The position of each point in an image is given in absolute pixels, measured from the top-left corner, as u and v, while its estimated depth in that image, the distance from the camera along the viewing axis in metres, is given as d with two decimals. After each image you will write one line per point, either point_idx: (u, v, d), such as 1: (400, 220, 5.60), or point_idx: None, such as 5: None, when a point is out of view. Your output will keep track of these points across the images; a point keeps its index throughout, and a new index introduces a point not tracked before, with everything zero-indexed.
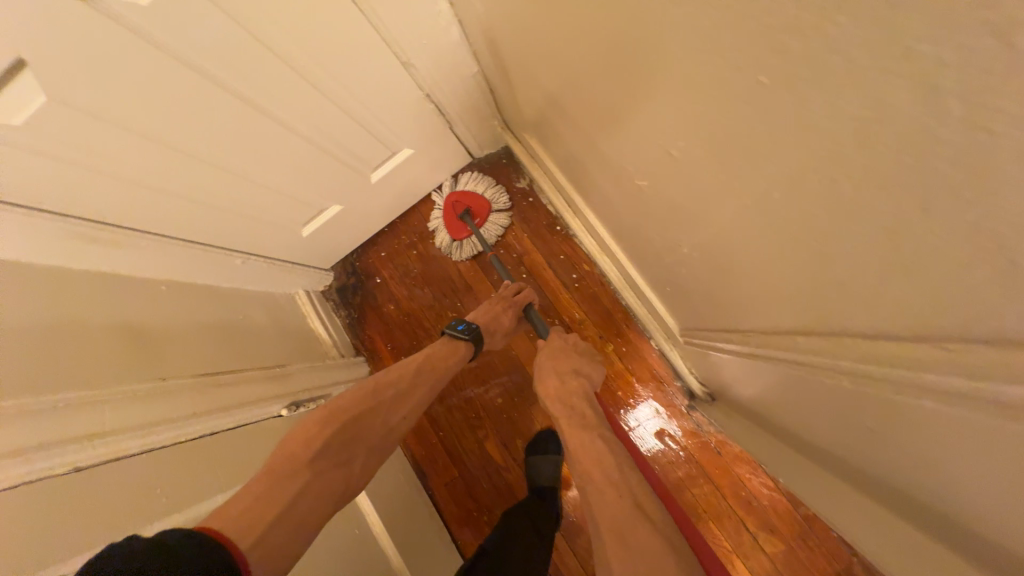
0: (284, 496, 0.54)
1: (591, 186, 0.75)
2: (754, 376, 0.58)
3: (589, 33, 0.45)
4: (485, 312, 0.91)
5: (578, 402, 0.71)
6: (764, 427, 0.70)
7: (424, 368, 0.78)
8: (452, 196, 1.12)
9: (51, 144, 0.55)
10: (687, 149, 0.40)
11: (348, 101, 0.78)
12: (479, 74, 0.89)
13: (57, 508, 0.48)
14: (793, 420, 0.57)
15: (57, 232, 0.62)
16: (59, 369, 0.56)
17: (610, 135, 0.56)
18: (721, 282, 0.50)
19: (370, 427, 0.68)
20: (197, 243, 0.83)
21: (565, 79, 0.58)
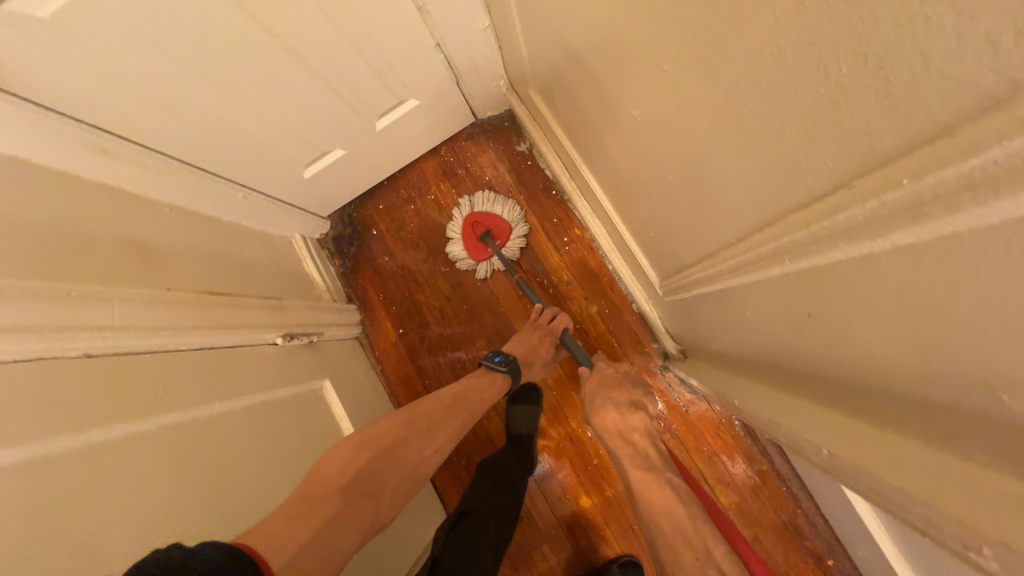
0: (325, 511, 0.60)
1: (588, 142, 0.79)
2: (722, 316, 0.63)
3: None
4: (522, 345, 0.97)
5: (640, 438, 0.74)
6: (727, 374, 0.77)
7: (458, 400, 0.86)
8: (470, 218, 1.13)
9: (74, 47, 0.57)
10: (659, 82, 0.44)
11: (360, 41, 0.79)
12: (490, 28, 0.90)
13: (66, 387, 0.52)
14: (752, 357, 0.63)
15: (67, 137, 0.64)
16: (65, 263, 0.59)
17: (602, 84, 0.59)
18: (695, 221, 0.55)
19: (405, 457, 0.74)
20: (199, 169, 0.85)
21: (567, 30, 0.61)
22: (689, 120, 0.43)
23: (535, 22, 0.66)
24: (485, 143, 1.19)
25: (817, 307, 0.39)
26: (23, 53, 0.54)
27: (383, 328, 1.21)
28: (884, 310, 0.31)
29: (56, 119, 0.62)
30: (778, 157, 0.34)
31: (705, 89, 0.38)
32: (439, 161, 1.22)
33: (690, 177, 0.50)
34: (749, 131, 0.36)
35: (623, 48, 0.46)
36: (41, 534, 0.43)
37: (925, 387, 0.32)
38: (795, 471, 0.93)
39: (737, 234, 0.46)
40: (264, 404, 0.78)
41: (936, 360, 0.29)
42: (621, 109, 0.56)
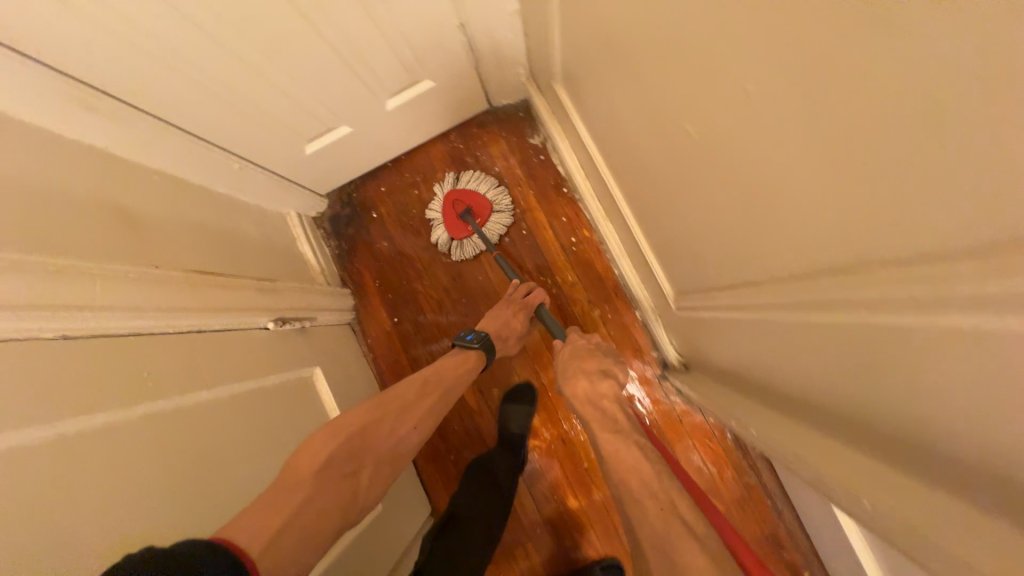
0: (294, 498, 0.56)
1: (612, 145, 0.76)
2: (742, 336, 0.63)
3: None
4: (497, 321, 0.95)
5: (610, 405, 0.74)
6: (731, 388, 0.77)
7: (432, 381, 0.83)
8: (451, 196, 1.10)
9: None
10: (713, 104, 0.41)
11: (379, 9, 0.74)
12: (518, 14, 0.85)
13: (44, 370, 0.47)
14: (767, 377, 0.62)
15: (45, 87, 0.57)
16: (47, 232, 0.53)
17: (638, 92, 0.57)
18: (729, 243, 0.53)
19: (377, 437, 0.71)
20: (191, 134, 0.79)
21: (603, 32, 0.58)
22: (743, 148, 0.41)
23: (575, 14, 0.62)
24: (497, 132, 1.14)
25: (866, 346, 0.38)
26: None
27: (377, 315, 1.17)
28: (954, 362, 0.30)
29: (33, 68, 0.56)
30: (846, 204, 0.32)
31: (767, 122, 0.36)
32: (448, 146, 1.17)
33: (732, 203, 0.48)
34: (815, 174, 0.33)
35: (673, 63, 0.44)
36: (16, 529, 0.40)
37: (978, 444, 0.31)
38: (781, 485, 0.95)
39: (783, 264, 0.45)
40: (254, 393, 0.75)
41: (998, 419, 0.28)
42: (661, 120, 0.54)
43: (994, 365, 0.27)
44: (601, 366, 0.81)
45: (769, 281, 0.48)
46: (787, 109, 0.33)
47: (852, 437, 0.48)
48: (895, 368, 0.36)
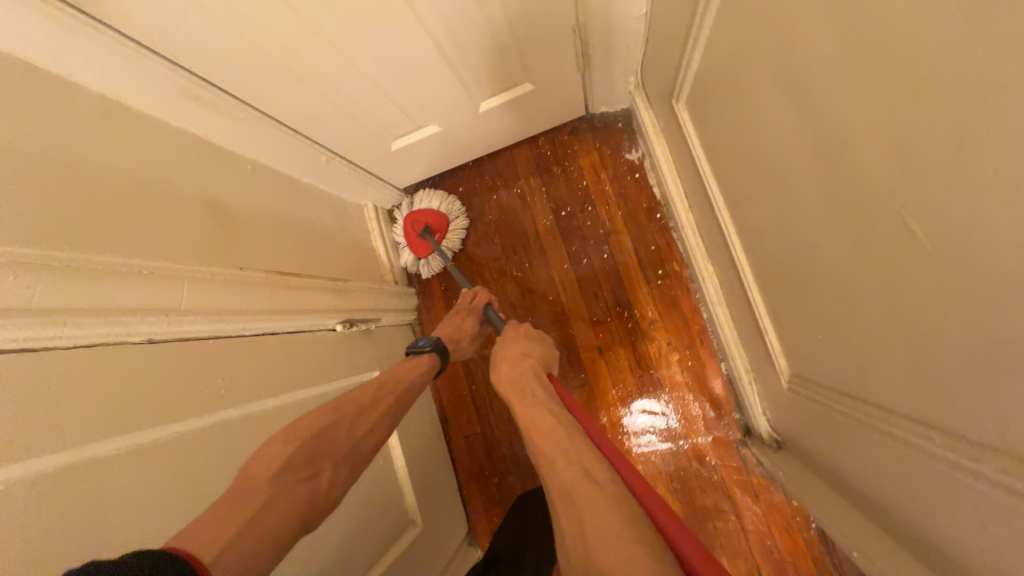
0: (255, 499, 0.45)
1: (740, 187, 0.66)
2: (866, 446, 0.52)
3: (844, 25, 0.36)
4: (444, 328, 0.86)
5: (529, 380, 0.62)
6: (833, 486, 0.65)
7: (389, 383, 0.68)
8: (408, 218, 1.07)
9: None
10: (962, 199, 0.31)
11: (490, 6, 0.67)
12: (644, 18, 0.75)
13: (136, 376, 0.47)
14: (888, 498, 0.51)
15: (155, 75, 0.56)
16: (143, 229, 0.53)
17: (806, 144, 0.46)
18: (894, 349, 0.42)
19: (336, 441, 0.56)
20: (286, 126, 0.77)
21: (770, 65, 0.48)
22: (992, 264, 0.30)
23: (738, 35, 0.52)
24: (591, 142, 1.05)
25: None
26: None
27: (437, 319, 1.14)
28: None
29: (145, 55, 0.55)
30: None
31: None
32: (534, 152, 1.09)
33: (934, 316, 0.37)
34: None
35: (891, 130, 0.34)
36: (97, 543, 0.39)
37: None
38: None
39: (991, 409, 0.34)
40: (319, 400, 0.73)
41: None
42: (839, 185, 0.43)
43: None
44: (525, 347, 0.72)
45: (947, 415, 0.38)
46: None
47: None
48: None
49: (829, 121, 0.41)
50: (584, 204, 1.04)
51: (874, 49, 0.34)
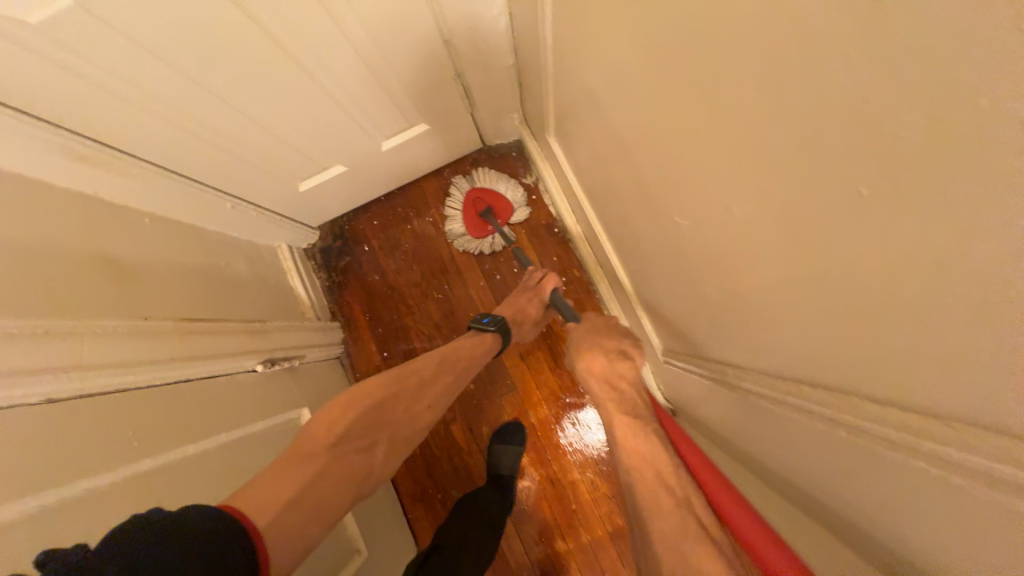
0: (307, 472, 0.51)
1: (603, 200, 0.79)
2: (707, 395, 0.66)
3: (620, 82, 0.49)
4: (511, 306, 0.90)
5: (626, 389, 0.66)
6: (706, 436, 0.79)
7: (450, 358, 0.77)
8: (472, 193, 1.09)
9: (48, 42, 0.51)
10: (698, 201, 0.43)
11: (378, 63, 0.77)
12: (514, 67, 0.89)
13: (39, 436, 0.47)
14: (728, 433, 0.65)
15: (39, 139, 0.57)
16: (33, 290, 0.52)
17: (626, 164, 0.59)
18: (698, 314, 0.56)
19: (394, 414, 0.66)
20: (184, 176, 0.79)
21: (595, 106, 0.61)
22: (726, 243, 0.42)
23: (574, 84, 0.66)
24: (490, 171, 1.16)
25: (803, 454, 0.40)
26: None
27: (367, 348, 1.16)
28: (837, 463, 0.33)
29: (20, 119, 0.55)
30: None
31: (734, 236, 0.37)
32: (441, 182, 1.18)
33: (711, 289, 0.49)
34: None
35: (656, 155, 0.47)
36: None
37: (859, 528, 0.35)
38: None
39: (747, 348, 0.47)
40: (241, 442, 0.73)
41: (866, 512, 0.32)
42: (647, 195, 0.56)
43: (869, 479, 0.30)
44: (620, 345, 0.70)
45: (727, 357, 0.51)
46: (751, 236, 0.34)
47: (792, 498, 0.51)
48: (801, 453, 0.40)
49: (632, 148, 0.54)
50: None
51: (635, 100, 0.47)
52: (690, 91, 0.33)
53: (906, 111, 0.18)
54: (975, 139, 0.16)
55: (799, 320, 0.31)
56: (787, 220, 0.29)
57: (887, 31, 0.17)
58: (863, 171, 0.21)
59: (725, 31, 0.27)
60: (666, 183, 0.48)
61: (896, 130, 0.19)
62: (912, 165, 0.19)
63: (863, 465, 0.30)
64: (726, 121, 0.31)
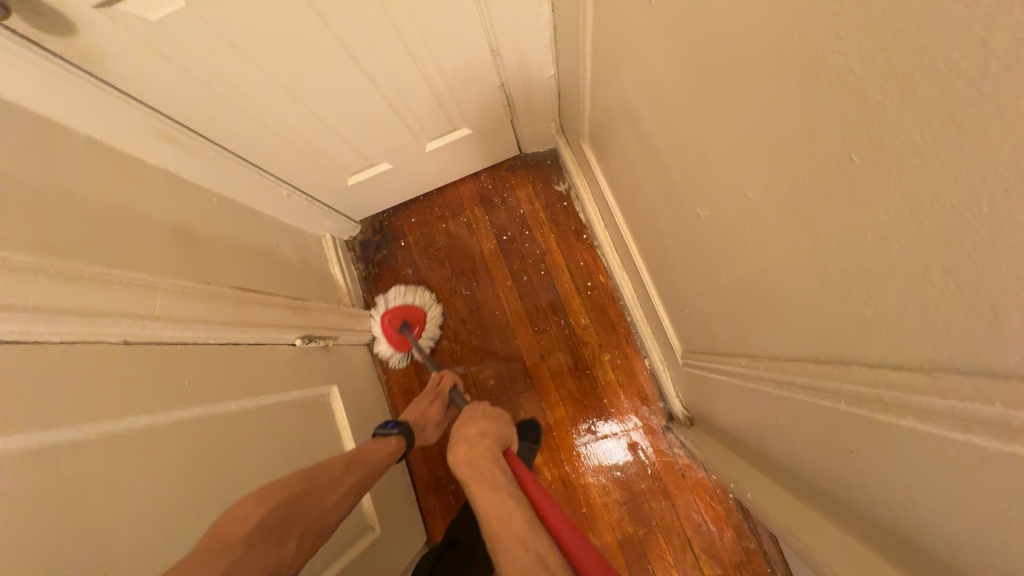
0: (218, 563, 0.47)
1: (632, 204, 0.82)
2: (722, 395, 0.67)
3: (650, 85, 0.53)
4: (411, 414, 0.94)
5: (485, 462, 0.64)
6: (720, 441, 0.79)
7: (354, 458, 0.73)
8: (385, 314, 1.14)
9: (158, 38, 0.59)
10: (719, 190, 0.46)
11: (431, 70, 0.83)
12: (553, 78, 0.94)
13: (109, 372, 0.53)
14: (741, 432, 0.66)
15: (136, 122, 0.66)
16: (120, 249, 0.60)
17: (654, 166, 0.62)
18: (713, 307, 0.58)
19: (308, 507, 0.60)
20: (250, 164, 0.88)
21: (627, 109, 0.65)
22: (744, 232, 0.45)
23: (608, 92, 0.70)
24: (525, 177, 1.22)
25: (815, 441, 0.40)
26: (110, 34, 0.56)
27: None
28: (841, 435, 0.35)
29: (122, 100, 0.63)
30: None
31: (748, 223, 0.39)
32: (477, 186, 1.24)
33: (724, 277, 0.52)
34: None
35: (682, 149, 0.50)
36: (68, 518, 0.44)
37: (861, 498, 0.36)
38: (783, 556, 0.92)
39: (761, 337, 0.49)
40: (276, 406, 0.79)
41: (868, 480, 0.34)
42: (671, 193, 0.59)
43: (867, 446, 0.32)
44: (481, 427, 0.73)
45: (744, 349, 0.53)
46: (765, 220, 0.36)
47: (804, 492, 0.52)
48: (807, 432, 0.41)
49: (658, 148, 0.58)
50: (522, 230, 1.19)
51: (664, 101, 0.50)
52: (710, 83, 0.37)
53: (884, 81, 0.21)
54: (944, 101, 0.19)
55: (804, 293, 0.33)
56: (794, 198, 0.31)
57: (867, 16, 0.20)
58: (855, 140, 0.24)
59: (738, 31, 0.30)
60: (687, 177, 0.51)
61: (879, 102, 0.21)
62: (894, 131, 0.21)
63: (868, 436, 0.31)
64: (741, 111, 0.34)
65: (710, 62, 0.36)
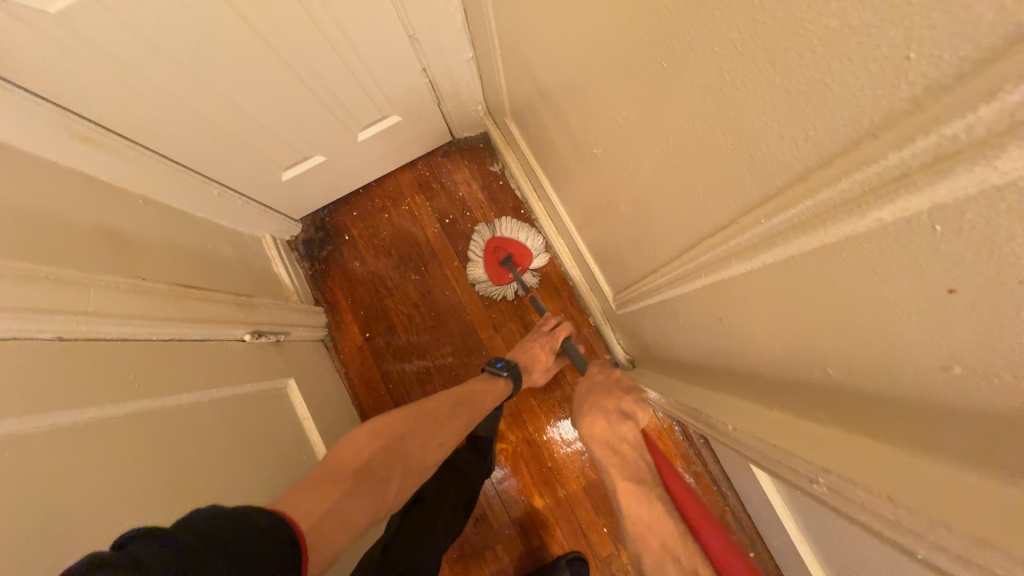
0: (329, 492, 0.53)
1: (555, 170, 0.90)
2: (649, 322, 0.76)
3: (544, 52, 0.60)
4: (523, 351, 0.95)
5: (627, 450, 0.73)
6: (657, 370, 0.88)
7: (463, 399, 0.80)
8: (492, 244, 1.16)
9: (63, 32, 0.59)
10: (608, 133, 0.54)
11: (354, 59, 0.87)
12: (472, 60, 1.00)
13: (44, 365, 0.53)
14: (668, 352, 0.76)
15: (48, 121, 0.65)
16: (41, 247, 0.59)
17: (563, 126, 0.69)
18: (627, 242, 0.66)
19: (414, 447, 0.67)
20: (176, 163, 0.87)
21: (533, 79, 0.71)
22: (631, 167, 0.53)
23: (516, 66, 0.76)
24: (460, 161, 1.27)
25: (730, 312, 0.48)
26: (6, 29, 0.55)
27: (349, 332, 1.23)
28: None
29: (26, 98, 0.62)
30: (694, 203, 0.43)
31: None
32: (415, 174, 1.28)
33: (627, 210, 0.60)
34: (672, 183, 0.45)
35: (579, 102, 0.57)
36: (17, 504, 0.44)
37: None
38: (726, 474, 1.03)
39: (660, 256, 0.57)
40: (231, 398, 0.79)
41: None
42: (579, 147, 0.67)
43: None
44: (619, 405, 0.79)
45: (652, 272, 0.62)
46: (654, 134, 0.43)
47: (717, 381, 0.61)
48: None
49: (562, 108, 0.65)
50: (463, 211, 1.24)
51: (557, 63, 0.57)
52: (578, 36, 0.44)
53: None
54: None
55: None
56: (674, 103, 0.39)
57: None
58: None
59: None
60: (586, 125, 0.59)
61: None
62: None
63: None
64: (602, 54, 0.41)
65: (590, 9, 0.43)
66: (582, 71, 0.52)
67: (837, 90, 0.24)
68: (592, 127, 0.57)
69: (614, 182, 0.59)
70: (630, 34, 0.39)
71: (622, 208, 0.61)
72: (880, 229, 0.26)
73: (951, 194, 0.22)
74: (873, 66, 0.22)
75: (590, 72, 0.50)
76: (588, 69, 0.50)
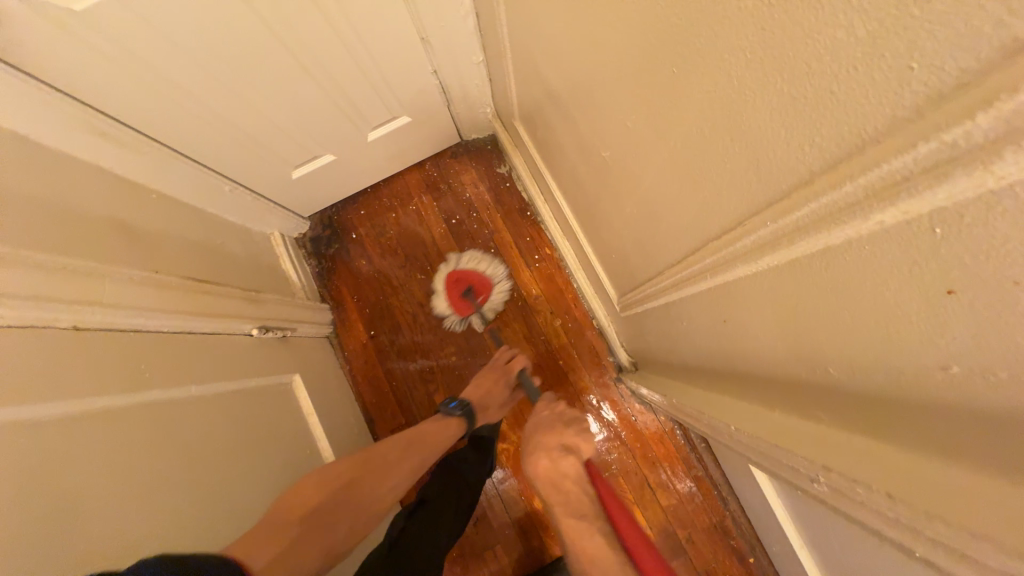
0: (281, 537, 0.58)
1: (562, 172, 0.91)
2: (652, 325, 0.76)
3: (554, 56, 0.61)
4: (477, 390, 1.00)
5: (569, 484, 0.69)
6: (659, 373, 0.89)
7: (412, 441, 0.85)
8: (452, 275, 1.18)
9: (84, 29, 0.60)
10: (617, 136, 0.55)
11: (366, 60, 0.88)
12: (482, 62, 1.01)
13: (57, 354, 0.54)
14: (672, 355, 0.76)
15: (67, 116, 0.66)
16: (57, 238, 0.60)
17: (571, 129, 0.70)
18: (633, 244, 0.67)
19: (363, 493, 0.73)
20: (189, 159, 0.88)
21: (543, 83, 0.72)
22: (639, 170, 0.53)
23: (526, 69, 0.77)
24: (468, 163, 1.28)
25: (734, 314, 0.49)
26: (30, 25, 0.57)
27: (354, 330, 1.24)
28: None
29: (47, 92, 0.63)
30: (701, 206, 0.44)
31: None
32: (423, 175, 1.29)
33: (634, 213, 0.61)
34: (679, 185, 0.46)
35: (588, 105, 0.58)
36: (29, 489, 0.45)
37: None
38: (727, 478, 1.03)
39: (665, 258, 0.58)
40: (237, 391, 0.80)
41: None
42: (587, 149, 0.67)
43: None
44: (561, 441, 0.78)
45: (657, 274, 0.62)
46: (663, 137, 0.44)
47: (720, 383, 0.62)
48: None
49: (571, 111, 0.66)
50: (470, 212, 1.25)
51: (567, 67, 0.58)
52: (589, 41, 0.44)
53: None
54: None
55: None
56: (684, 107, 0.39)
57: None
58: None
59: None
60: (595, 129, 0.60)
61: None
62: None
63: None
64: None
65: (601, 14, 0.44)
66: (592, 75, 0.53)
67: (840, 96, 0.25)
68: (601, 130, 0.58)
69: (622, 184, 0.60)
70: (641, 39, 0.40)
71: (628, 211, 0.62)
72: (881, 232, 0.27)
73: (953, 198, 0.22)
74: (880, 74, 0.23)
75: (600, 76, 0.51)
76: (598, 73, 0.51)
